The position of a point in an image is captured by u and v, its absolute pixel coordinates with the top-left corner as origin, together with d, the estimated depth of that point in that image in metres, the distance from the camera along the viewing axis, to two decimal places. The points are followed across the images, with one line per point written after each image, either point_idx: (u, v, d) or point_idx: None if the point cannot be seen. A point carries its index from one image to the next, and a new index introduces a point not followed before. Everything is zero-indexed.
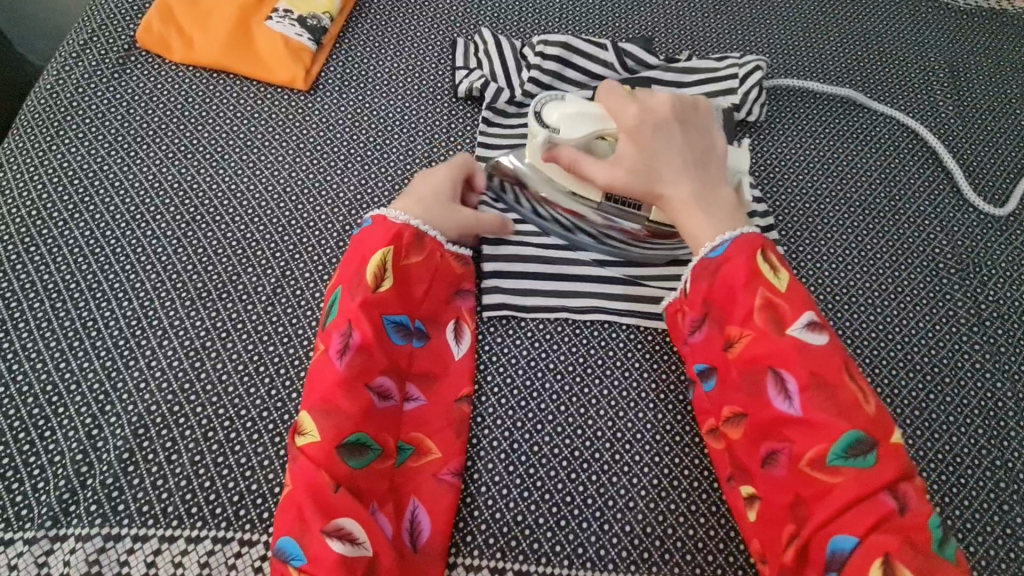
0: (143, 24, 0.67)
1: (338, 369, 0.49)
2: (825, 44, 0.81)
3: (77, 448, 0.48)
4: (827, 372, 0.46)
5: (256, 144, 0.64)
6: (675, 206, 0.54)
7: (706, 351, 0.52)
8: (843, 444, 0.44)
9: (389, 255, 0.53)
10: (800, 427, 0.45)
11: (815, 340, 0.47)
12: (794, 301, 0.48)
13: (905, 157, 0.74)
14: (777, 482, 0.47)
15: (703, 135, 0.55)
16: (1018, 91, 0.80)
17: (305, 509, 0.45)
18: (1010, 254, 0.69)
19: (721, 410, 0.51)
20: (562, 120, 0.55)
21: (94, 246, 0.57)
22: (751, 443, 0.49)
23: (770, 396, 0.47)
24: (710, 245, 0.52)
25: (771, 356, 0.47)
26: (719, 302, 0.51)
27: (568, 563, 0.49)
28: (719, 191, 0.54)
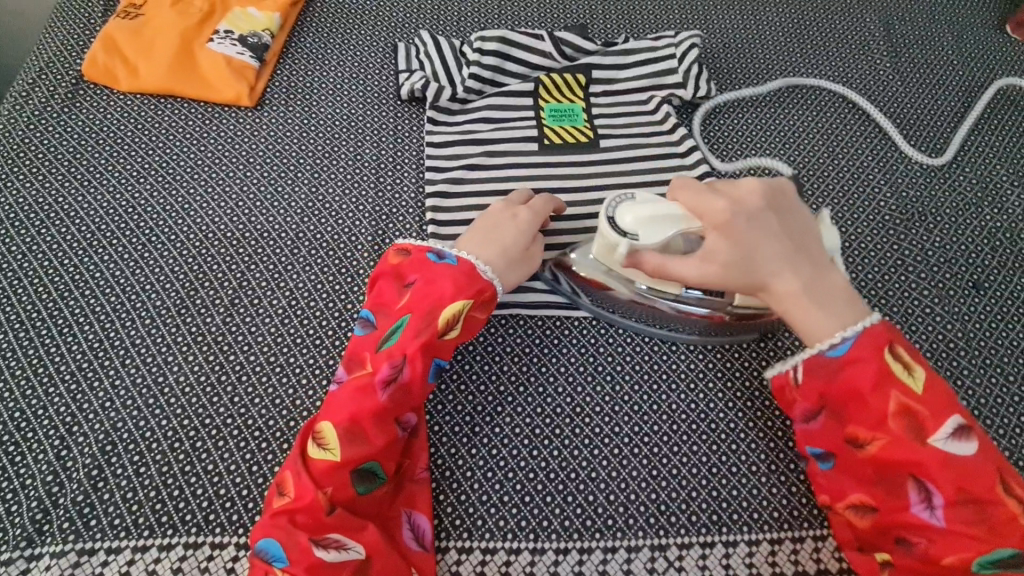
0: (88, 57, 0.69)
1: (379, 400, 0.48)
2: (762, 16, 0.83)
3: (48, 470, 0.50)
4: (976, 485, 0.42)
5: (207, 163, 0.66)
6: (782, 298, 0.48)
7: (826, 438, 0.48)
8: (991, 555, 0.42)
9: (466, 308, 0.52)
10: (942, 534, 0.43)
11: (962, 448, 0.43)
12: (936, 404, 0.44)
13: (845, 118, 0.76)
14: (905, 566, 0.45)
15: (800, 218, 0.50)
16: (952, 43, 0.82)
17: (301, 518, 0.46)
18: (953, 201, 0.71)
19: (846, 496, 0.48)
20: (639, 223, 0.49)
21: (53, 275, 0.58)
22: (881, 531, 0.46)
23: (911, 501, 0.44)
24: (829, 344, 0.47)
25: (912, 463, 0.43)
26: (846, 401, 0.46)
27: (535, 537, 0.51)
28: (828, 275, 0.48)
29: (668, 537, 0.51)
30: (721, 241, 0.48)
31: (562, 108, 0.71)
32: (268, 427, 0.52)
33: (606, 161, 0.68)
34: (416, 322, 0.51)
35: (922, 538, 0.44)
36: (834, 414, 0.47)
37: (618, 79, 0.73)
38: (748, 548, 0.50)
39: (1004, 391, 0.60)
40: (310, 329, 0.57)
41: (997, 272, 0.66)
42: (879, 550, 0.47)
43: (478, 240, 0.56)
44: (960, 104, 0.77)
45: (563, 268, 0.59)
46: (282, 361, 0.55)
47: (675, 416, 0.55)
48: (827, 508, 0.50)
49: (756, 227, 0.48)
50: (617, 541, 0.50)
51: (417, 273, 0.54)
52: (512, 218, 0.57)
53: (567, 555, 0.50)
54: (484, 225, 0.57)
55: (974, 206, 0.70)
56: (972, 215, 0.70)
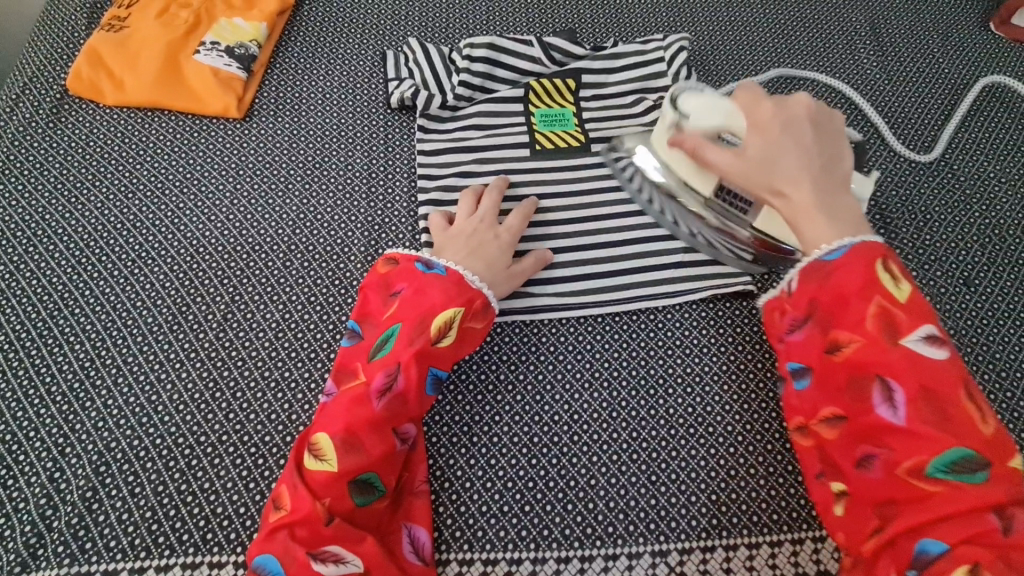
0: (73, 71, 0.68)
1: (373, 410, 0.48)
2: (749, 17, 0.84)
3: (41, 492, 0.49)
4: (942, 388, 0.42)
5: (195, 176, 0.65)
6: (794, 207, 0.49)
7: (808, 351, 0.48)
8: (945, 458, 0.41)
9: (459, 314, 0.52)
10: (901, 437, 0.42)
11: (934, 355, 0.43)
12: (916, 312, 0.44)
13: (834, 116, 0.77)
14: (864, 485, 0.44)
15: (835, 144, 0.51)
16: (938, 41, 0.82)
17: (299, 532, 0.45)
18: (942, 198, 0.71)
19: (817, 411, 0.47)
20: (693, 107, 0.53)
21: (42, 294, 0.58)
22: (846, 445, 0.45)
23: (874, 402, 0.43)
24: (827, 248, 0.47)
25: (883, 364, 0.43)
26: (830, 307, 0.46)
27: (536, 546, 0.50)
28: (845, 200, 0.49)
29: (669, 542, 0.51)
30: (754, 132, 0.50)
31: (552, 113, 0.71)
32: (264, 443, 0.52)
33: (597, 166, 0.68)
34: (408, 330, 0.51)
35: (885, 445, 0.43)
36: (818, 323, 0.47)
37: (608, 84, 0.73)
38: (749, 551, 0.50)
39: (997, 387, 0.61)
40: (305, 343, 0.57)
41: (987, 268, 0.67)
42: (838, 477, 0.46)
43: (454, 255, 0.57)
44: (946, 102, 0.78)
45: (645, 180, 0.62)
46: (277, 376, 0.55)
47: (673, 420, 0.55)
48: (797, 431, 0.49)
49: (792, 131, 0.50)
50: (618, 548, 0.50)
51: (406, 283, 0.54)
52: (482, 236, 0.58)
53: (568, 564, 0.50)
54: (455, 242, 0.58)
55: (963, 203, 0.71)
56: (961, 212, 0.70)
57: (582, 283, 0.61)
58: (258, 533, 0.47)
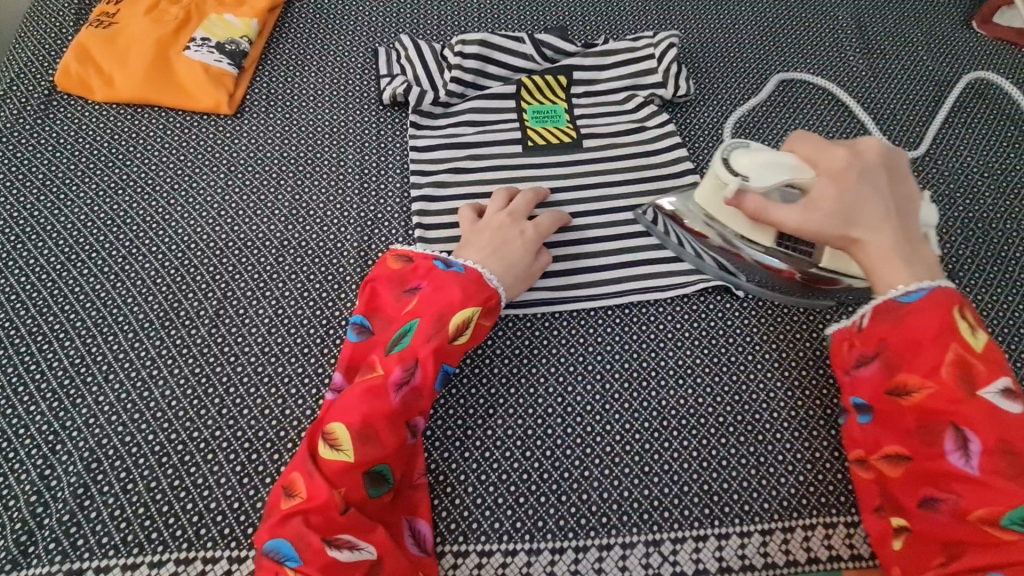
0: (61, 66, 0.68)
1: (391, 402, 0.48)
2: (738, 15, 0.84)
3: (32, 490, 0.49)
4: (1017, 440, 0.42)
5: (188, 173, 0.65)
6: (873, 253, 0.49)
7: (873, 388, 0.49)
8: (1022, 512, 0.41)
9: (473, 313, 0.52)
10: (973, 484, 0.43)
11: (1011, 408, 0.43)
12: (992, 364, 0.44)
13: (822, 113, 0.78)
14: (929, 524, 0.44)
15: (906, 186, 0.51)
16: (923, 39, 0.84)
17: (314, 518, 0.45)
18: (927, 193, 0.73)
19: (882, 447, 0.48)
20: (753, 167, 0.49)
21: (31, 290, 0.57)
22: (910, 484, 0.46)
23: (946, 449, 0.44)
24: (903, 291, 0.47)
25: (953, 411, 0.44)
26: (900, 351, 0.47)
27: (530, 538, 0.51)
28: (920, 245, 0.49)
29: (662, 532, 0.51)
30: (830, 185, 0.48)
31: (544, 110, 0.71)
32: (257, 439, 0.52)
33: (589, 161, 0.69)
34: (426, 326, 0.51)
35: (953, 490, 0.43)
36: (884, 363, 0.48)
37: (600, 80, 0.74)
38: (741, 539, 0.51)
39: None
40: (297, 338, 0.57)
41: (971, 261, 0.68)
42: (900, 513, 0.47)
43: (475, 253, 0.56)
44: (931, 99, 0.79)
45: (663, 212, 0.61)
46: (271, 371, 0.55)
47: (665, 412, 0.56)
48: (857, 462, 0.51)
49: (867, 178, 0.49)
50: (612, 539, 0.51)
51: (423, 280, 0.54)
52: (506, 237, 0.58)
53: (563, 554, 0.50)
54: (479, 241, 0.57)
55: (948, 198, 0.72)
56: (945, 206, 0.72)
57: (574, 276, 0.62)
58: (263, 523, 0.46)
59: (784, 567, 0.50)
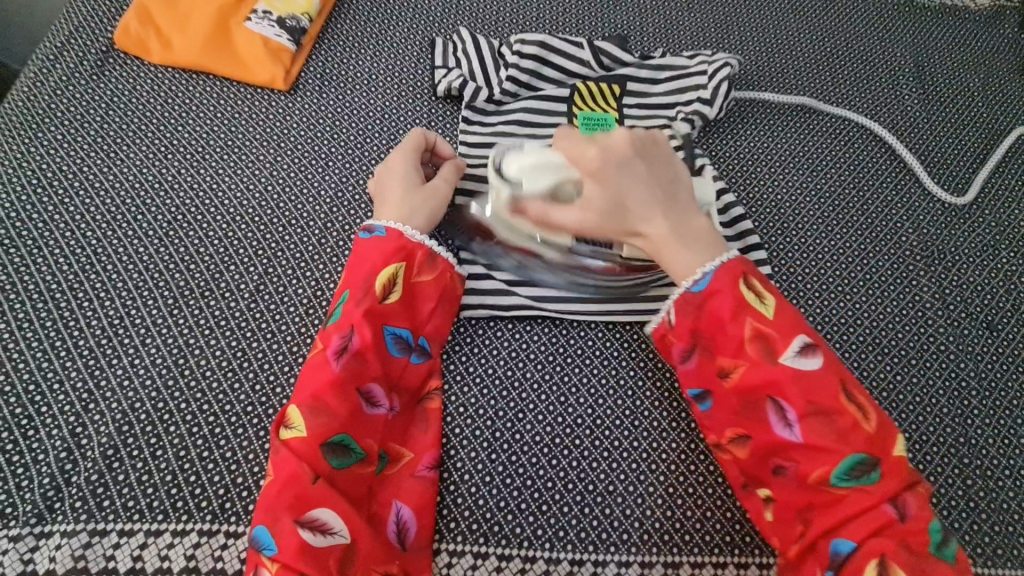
0: (121, 25, 0.67)
1: (334, 371, 0.49)
2: (795, 42, 0.84)
3: (62, 446, 0.49)
4: (824, 399, 0.47)
5: (236, 144, 0.65)
6: (653, 242, 0.52)
7: (701, 377, 0.52)
8: (845, 465, 0.45)
9: (400, 269, 0.54)
10: (803, 450, 0.47)
11: (807, 364, 0.48)
12: (783, 328, 0.49)
13: (871, 150, 0.77)
14: (785, 493, 0.48)
15: (666, 165, 0.54)
16: (979, 85, 0.83)
17: (282, 496, 0.45)
18: (971, 242, 0.72)
19: (724, 431, 0.51)
20: (522, 173, 0.53)
21: (74, 245, 0.57)
22: (758, 459, 0.49)
23: (771, 423, 0.48)
24: (691, 281, 0.51)
25: (767, 384, 0.48)
26: (709, 334, 0.51)
27: (550, 546, 0.51)
28: (693, 219, 0.53)
29: (681, 555, 0.51)
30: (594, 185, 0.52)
31: (595, 117, 0.70)
32: None
33: None
34: (354, 292, 0.53)
35: (791, 459, 0.48)
36: (705, 350, 0.52)
37: (651, 93, 0.73)
38: (759, 571, 0.51)
39: (1010, 433, 0.61)
40: None
41: (1010, 316, 0.68)
42: (761, 487, 0.50)
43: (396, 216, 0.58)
44: (982, 147, 0.78)
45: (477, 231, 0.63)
46: (306, 352, 0.55)
47: (694, 434, 0.56)
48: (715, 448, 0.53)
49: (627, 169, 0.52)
50: (630, 556, 0.51)
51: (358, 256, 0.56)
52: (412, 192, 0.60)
53: (581, 567, 0.50)
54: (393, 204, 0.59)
55: (991, 249, 0.72)
56: (988, 256, 0.71)
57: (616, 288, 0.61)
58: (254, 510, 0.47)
59: None
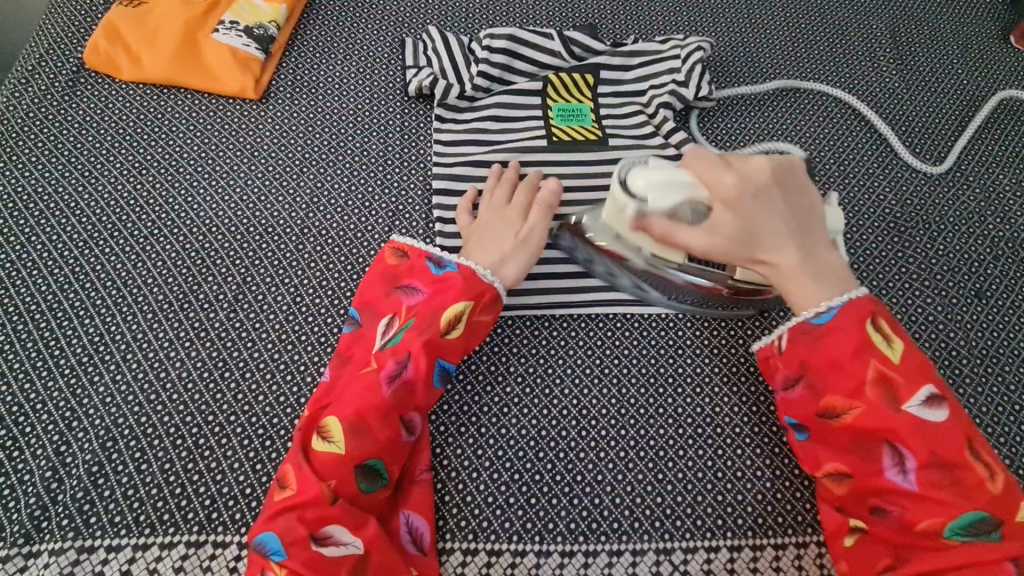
0: (90, 44, 0.68)
1: (384, 395, 0.48)
2: (769, 20, 0.83)
3: (47, 465, 0.49)
4: (947, 451, 0.44)
5: (211, 156, 0.65)
6: (781, 274, 0.49)
7: (802, 408, 0.49)
8: (962, 520, 0.43)
9: (467, 308, 0.52)
10: (914, 500, 0.44)
11: (934, 414, 0.45)
12: (911, 372, 0.45)
13: (850, 124, 0.76)
14: (883, 532, 0.46)
15: (804, 198, 0.50)
16: (958, 52, 0.82)
17: (304, 513, 0.45)
18: (956, 210, 0.71)
19: (825, 464, 0.48)
20: (650, 187, 0.48)
21: (52, 265, 0.57)
22: (858, 500, 0.47)
23: (885, 466, 0.45)
24: (813, 313, 0.48)
25: (886, 431, 0.45)
26: (822, 369, 0.48)
27: (541, 539, 0.50)
28: (825, 254, 0.50)
29: (673, 540, 0.51)
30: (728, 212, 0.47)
31: (569, 108, 0.70)
32: (272, 425, 0.52)
33: (612, 162, 0.68)
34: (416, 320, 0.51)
35: (897, 505, 0.45)
36: (811, 382, 0.49)
37: (624, 81, 0.73)
38: (753, 552, 0.50)
39: (1004, 400, 0.61)
40: (315, 327, 0.56)
41: (999, 282, 0.67)
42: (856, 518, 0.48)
43: (476, 256, 0.55)
44: (963, 114, 0.78)
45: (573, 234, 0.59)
46: (287, 359, 0.55)
47: (681, 419, 0.55)
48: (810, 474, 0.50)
49: (763, 199, 0.48)
50: (622, 544, 0.50)
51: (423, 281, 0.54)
52: (512, 224, 0.57)
53: (572, 558, 0.50)
54: (478, 233, 0.57)
55: (977, 216, 0.71)
56: (974, 224, 0.70)
57: (594, 277, 0.61)
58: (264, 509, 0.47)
59: None
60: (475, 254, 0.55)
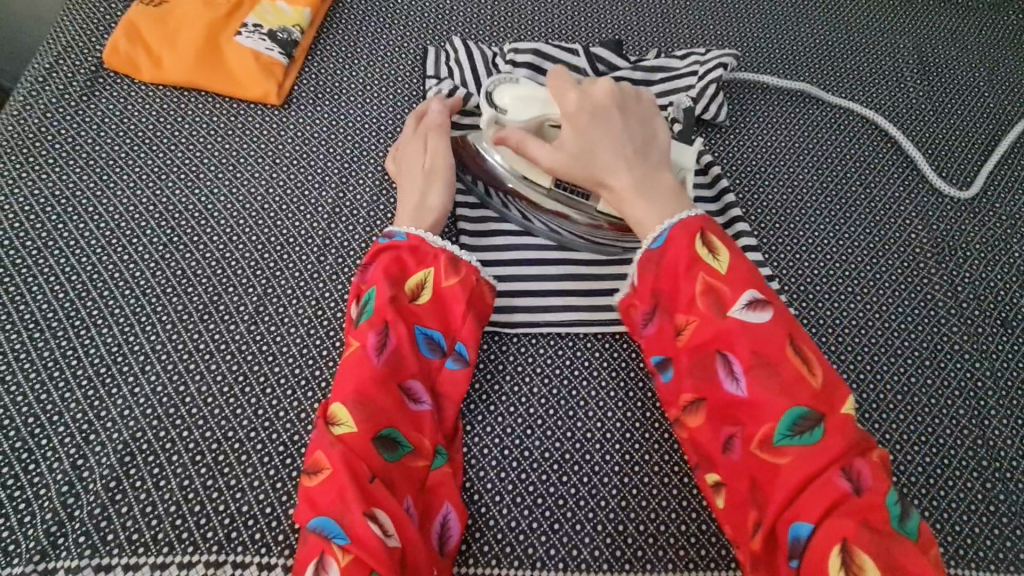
0: (110, 44, 0.66)
1: (375, 366, 0.49)
2: (796, 37, 0.82)
3: (63, 479, 0.48)
4: (770, 351, 0.46)
5: (232, 162, 0.64)
6: (618, 196, 0.53)
7: (661, 343, 0.53)
8: (788, 421, 0.45)
9: (429, 274, 0.55)
10: (748, 406, 0.46)
11: (757, 318, 0.47)
12: (736, 280, 0.48)
13: (876, 145, 0.76)
14: (736, 462, 0.47)
15: (643, 123, 0.54)
16: (985, 75, 0.81)
17: (346, 490, 0.44)
18: (982, 237, 0.70)
19: (679, 399, 0.51)
20: (511, 103, 0.56)
21: (69, 272, 0.56)
22: (708, 428, 0.49)
23: (720, 377, 0.47)
24: (652, 237, 0.51)
25: (716, 339, 0.48)
26: (668, 290, 0.51)
27: (563, 566, 0.50)
28: (659, 176, 0.53)
29: (698, 570, 0.50)
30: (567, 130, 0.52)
31: None
32: (292, 443, 0.51)
33: None
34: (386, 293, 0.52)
35: (738, 422, 0.47)
36: (663, 311, 0.52)
37: None
38: None
39: None
40: (337, 342, 0.55)
41: None
42: (710, 469, 0.49)
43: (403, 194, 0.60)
44: (990, 138, 0.77)
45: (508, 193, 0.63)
46: (308, 374, 0.54)
47: None
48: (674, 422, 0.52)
49: (600, 124, 0.52)
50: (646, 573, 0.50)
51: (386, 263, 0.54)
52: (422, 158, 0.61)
53: None
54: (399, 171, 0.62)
55: (1004, 243, 0.70)
56: (1000, 251, 0.70)
57: None
58: (301, 509, 0.45)
59: None
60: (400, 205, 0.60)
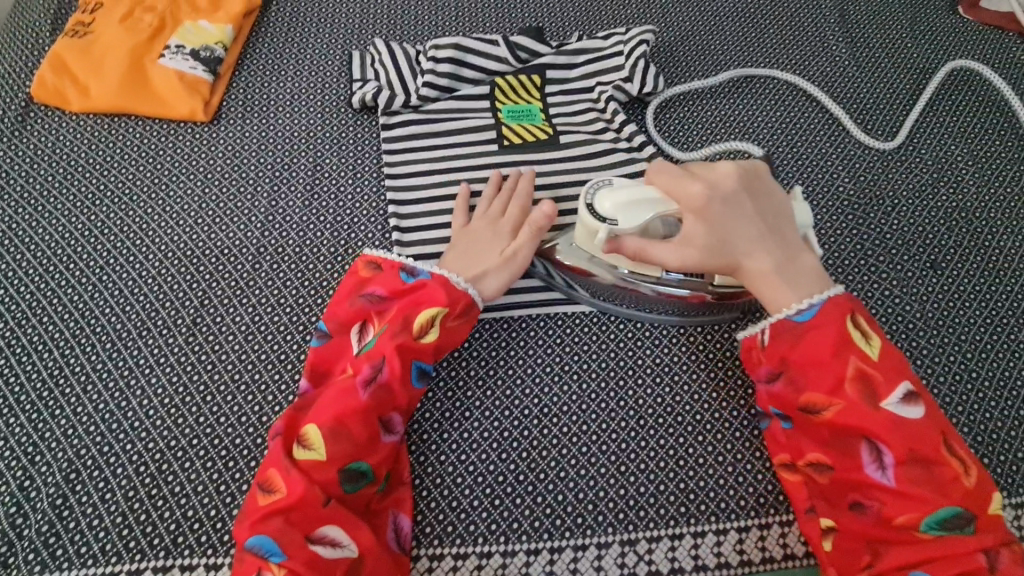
0: (37, 78, 0.68)
1: (362, 399, 0.49)
2: (718, 8, 0.84)
3: (12, 501, 0.49)
4: (924, 447, 0.45)
5: (165, 182, 0.65)
6: (754, 279, 0.51)
7: (785, 402, 0.50)
8: (937, 514, 0.44)
9: (438, 312, 0.53)
10: (892, 494, 0.45)
11: (912, 412, 0.46)
12: (889, 371, 0.47)
13: (802, 106, 0.77)
14: (859, 528, 0.47)
15: (772, 202, 0.52)
16: (907, 27, 0.83)
17: (293, 513, 0.45)
18: (909, 183, 0.72)
19: (802, 457, 0.50)
20: (618, 209, 0.51)
21: (8, 303, 0.58)
22: (836, 490, 0.48)
23: (865, 461, 0.46)
24: (796, 314, 0.50)
25: (866, 425, 0.46)
26: (804, 366, 0.49)
27: (505, 539, 0.51)
28: (799, 257, 0.51)
29: (637, 531, 0.51)
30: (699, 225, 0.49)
31: (519, 109, 0.70)
32: (233, 446, 0.52)
33: (570, 159, 0.68)
34: (390, 325, 0.52)
35: (875, 498, 0.46)
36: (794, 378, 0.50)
37: (570, 79, 0.73)
38: (715, 537, 0.51)
39: (962, 369, 0.61)
40: (274, 344, 0.57)
41: (954, 251, 0.68)
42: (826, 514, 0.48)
43: (458, 264, 0.56)
44: (913, 88, 0.78)
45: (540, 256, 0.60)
46: (248, 379, 0.55)
47: (641, 410, 0.56)
48: (781, 467, 0.52)
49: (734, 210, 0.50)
50: (587, 539, 0.51)
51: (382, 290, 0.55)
52: (499, 238, 0.58)
53: (538, 555, 0.50)
54: (463, 241, 0.58)
55: (931, 188, 0.72)
56: (928, 196, 0.71)
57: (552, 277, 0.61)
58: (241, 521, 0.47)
59: (758, 564, 0.51)
60: (457, 263, 0.56)
